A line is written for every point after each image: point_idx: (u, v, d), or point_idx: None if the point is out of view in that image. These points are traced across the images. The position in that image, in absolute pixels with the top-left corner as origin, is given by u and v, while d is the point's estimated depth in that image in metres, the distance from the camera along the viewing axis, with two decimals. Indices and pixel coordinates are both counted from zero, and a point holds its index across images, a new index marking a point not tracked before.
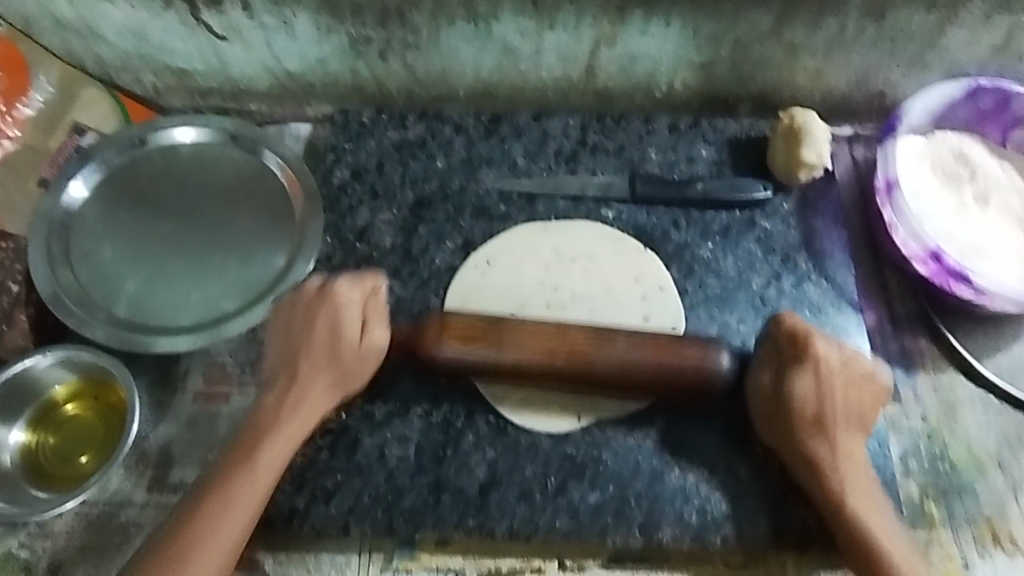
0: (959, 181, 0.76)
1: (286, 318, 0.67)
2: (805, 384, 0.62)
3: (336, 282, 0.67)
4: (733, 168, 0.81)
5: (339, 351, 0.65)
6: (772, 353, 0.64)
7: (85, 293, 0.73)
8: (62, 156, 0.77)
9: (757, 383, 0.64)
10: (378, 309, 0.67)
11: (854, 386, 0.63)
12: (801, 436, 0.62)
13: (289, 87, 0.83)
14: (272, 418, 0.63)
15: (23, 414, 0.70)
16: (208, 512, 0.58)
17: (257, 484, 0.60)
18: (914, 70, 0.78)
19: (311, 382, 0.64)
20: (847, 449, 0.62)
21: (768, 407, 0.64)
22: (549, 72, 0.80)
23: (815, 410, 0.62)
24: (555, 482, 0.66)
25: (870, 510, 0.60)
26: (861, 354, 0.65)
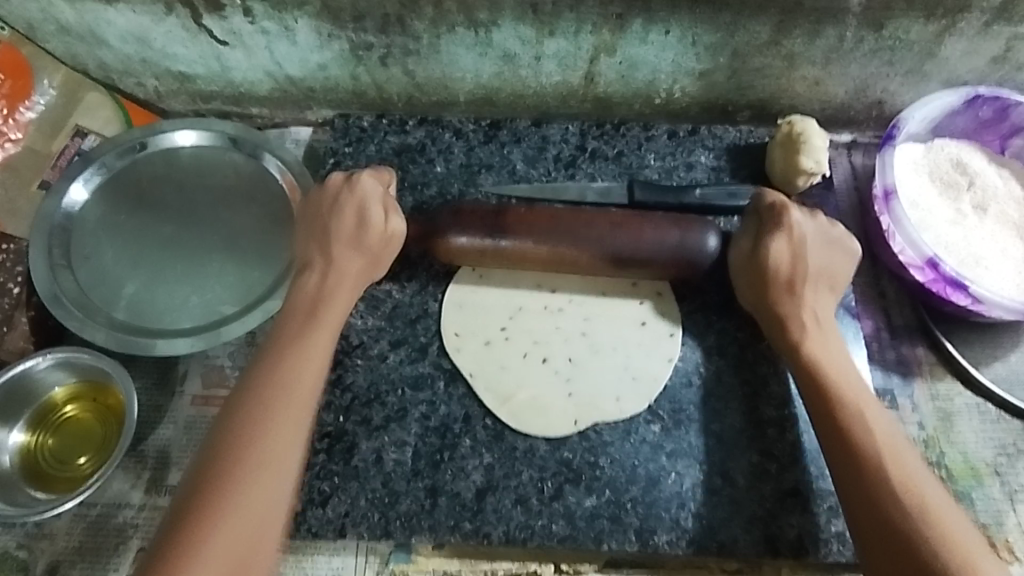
0: (957, 190, 0.77)
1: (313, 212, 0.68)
2: (783, 247, 0.66)
3: (359, 177, 0.69)
4: (731, 175, 0.81)
5: (365, 233, 0.67)
6: (753, 221, 0.69)
7: (84, 296, 0.73)
8: (64, 159, 0.79)
9: (738, 247, 0.69)
10: (393, 201, 0.70)
11: (828, 252, 0.68)
12: (773, 293, 0.66)
13: (291, 92, 0.84)
14: (304, 332, 0.63)
15: (21, 416, 0.70)
16: (253, 441, 0.56)
17: (298, 400, 0.59)
18: (912, 79, 0.78)
19: (338, 280, 0.66)
20: (815, 306, 0.66)
21: (750, 272, 0.67)
22: (548, 79, 0.80)
23: (789, 272, 0.66)
24: (551, 486, 0.66)
25: (840, 368, 0.63)
26: (834, 226, 0.69)
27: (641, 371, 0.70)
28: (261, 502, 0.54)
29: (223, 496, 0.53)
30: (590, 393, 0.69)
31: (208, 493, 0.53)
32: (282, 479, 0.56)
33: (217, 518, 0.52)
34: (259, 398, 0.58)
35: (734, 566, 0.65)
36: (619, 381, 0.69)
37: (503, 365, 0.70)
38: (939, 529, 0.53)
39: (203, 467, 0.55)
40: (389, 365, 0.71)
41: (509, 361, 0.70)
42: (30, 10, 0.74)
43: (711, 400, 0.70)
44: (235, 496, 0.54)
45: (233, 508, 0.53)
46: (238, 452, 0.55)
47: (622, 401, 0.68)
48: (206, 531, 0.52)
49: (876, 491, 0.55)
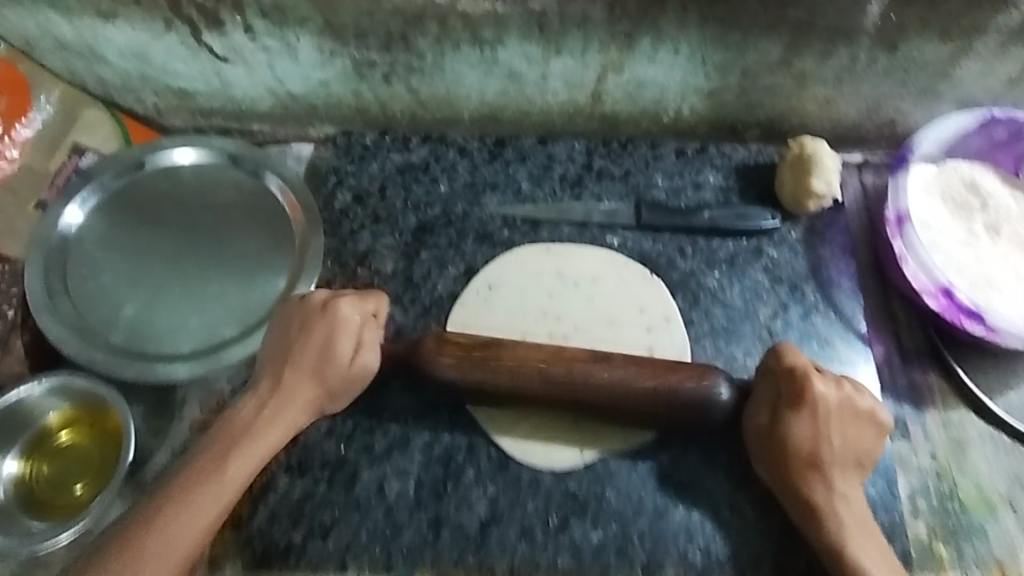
0: (968, 211, 0.75)
1: (284, 324, 0.66)
2: (803, 426, 0.61)
3: (338, 301, 0.66)
4: (740, 195, 0.80)
5: (328, 368, 0.64)
6: (770, 390, 0.63)
7: (82, 318, 0.72)
8: (61, 178, 0.77)
9: (755, 421, 0.63)
10: (372, 332, 0.67)
11: (860, 429, 0.62)
12: (800, 479, 0.60)
13: (292, 108, 0.82)
14: (234, 442, 0.61)
15: (15, 445, 0.69)
16: (149, 546, 0.54)
17: (216, 501, 0.58)
18: (926, 99, 0.76)
19: (281, 404, 0.63)
20: (846, 492, 0.60)
21: (763, 441, 0.62)
22: (555, 97, 0.78)
23: (811, 452, 0.60)
24: (557, 519, 0.64)
25: (869, 556, 0.58)
26: (864, 395, 0.63)
27: None
28: (184, 546, 0.56)
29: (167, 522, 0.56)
30: (596, 421, 0.68)
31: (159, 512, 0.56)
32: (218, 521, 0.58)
33: (151, 543, 0.55)
34: (170, 497, 0.57)
35: None
36: None
37: None
38: None
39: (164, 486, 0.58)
40: (391, 392, 0.70)
41: None
42: (28, 26, 0.72)
43: (719, 429, 0.68)
44: (179, 525, 0.56)
45: (173, 538, 0.55)
46: (133, 551, 0.54)
47: (629, 429, 0.67)
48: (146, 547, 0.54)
49: None
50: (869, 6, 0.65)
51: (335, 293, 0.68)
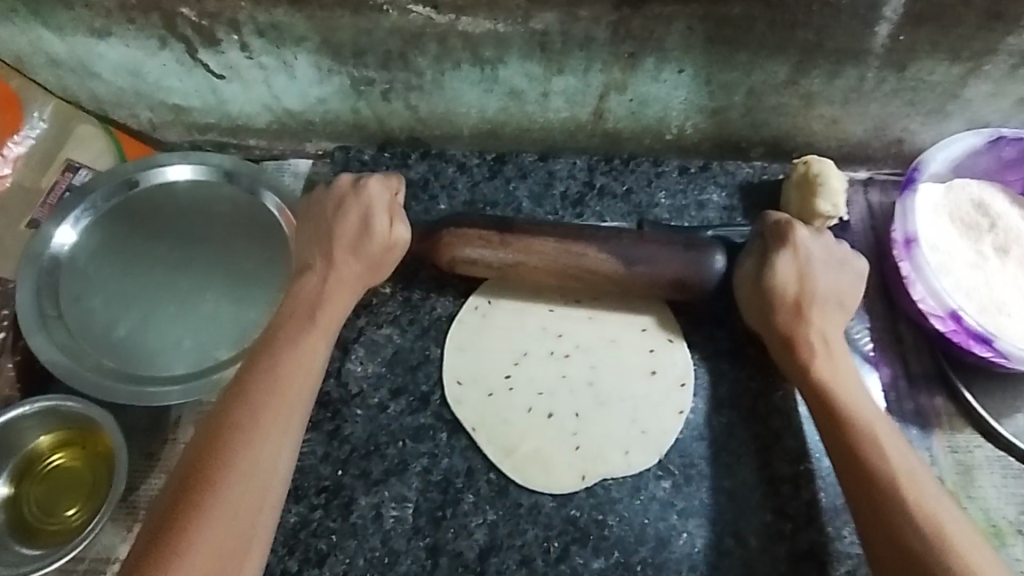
0: (977, 232, 0.74)
1: (314, 212, 0.68)
2: (788, 265, 0.64)
3: (365, 179, 0.67)
4: (745, 214, 0.79)
5: (366, 241, 0.66)
6: (759, 243, 0.66)
7: (74, 340, 0.71)
8: (54, 196, 0.76)
9: (744, 267, 0.67)
10: (399, 208, 0.68)
11: (839, 279, 0.65)
12: (781, 317, 0.64)
13: (290, 124, 0.81)
14: (311, 313, 0.63)
15: (6, 467, 0.68)
16: (261, 404, 0.57)
17: (299, 386, 0.59)
18: (933, 119, 0.75)
19: (340, 282, 0.65)
20: (824, 328, 0.64)
21: (755, 292, 0.66)
22: (556, 114, 0.77)
23: (796, 293, 0.64)
24: (557, 546, 0.63)
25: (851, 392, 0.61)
26: (840, 244, 0.67)
27: (651, 424, 0.67)
28: (281, 435, 0.57)
29: (254, 415, 0.56)
30: (598, 446, 0.66)
31: (244, 408, 0.57)
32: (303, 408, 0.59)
33: (247, 437, 0.55)
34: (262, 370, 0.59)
35: None
36: (628, 434, 0.67)
37: (506, 416, 0.67)
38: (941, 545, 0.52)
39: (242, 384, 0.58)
40: (390, 415, 0.69)
41: (512, 412, 0.67)
42: (20, 43, 0.71)
43: (723, 455, 0.67)
44: (269, 416, 0.57)
45: (267, 429, 0.56)
46: (233, 437, 0.55)
47: (631, 455, 0.66)
48: (245, 440, 0.55)
49: (886, 523, 0.54)
50: (877, 28, 0.64)
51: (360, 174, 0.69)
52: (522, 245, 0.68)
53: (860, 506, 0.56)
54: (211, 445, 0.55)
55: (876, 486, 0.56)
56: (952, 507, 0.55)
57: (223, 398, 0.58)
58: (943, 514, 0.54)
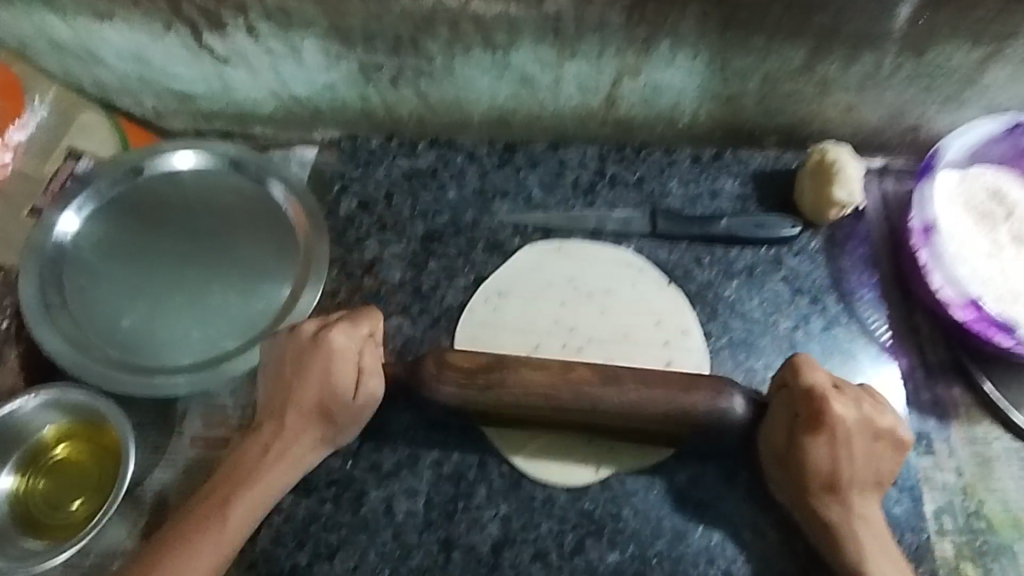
0: (992, 221, 0.72)
1: (275, 362, 0.63)
2: (822, 449, 0.57)
3: (331, 329, 0.62)
4: (758, 203, 0.78)
5: (331, 401, 0.61)
6: (785, 410, 0.59)
7: (79, 331, 0.70)
8: (56, 183, 0.74)
9: (771, 440, 0.60)
10: (375, 363, 0.63)
11: (880, 458, 0.58)
12: (812, 495, 0.58)
13: (297, 112, 0.80)
14: (258, 463, 0.60)
15: (11, 459, 0.67)
16: (179, 553, 0.55)
17: (219, 544, 0.56)
18: (952, 106, 0.74)
19: (298, 433, 0.61)
20: (863, 513, 0.58)
21: (781, 468, 0.60)
22: (568, 102, 0.76)
23: (831, 478, 0.57)
24: (572, 539, 0.62)
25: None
26: (882, 409, 0.60)
27: None
28: None
29: (171, 565, 0.55)
30: (613, 438, 0.66)
31: (167, 554, 0.55)
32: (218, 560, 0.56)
33: None
34: (201, 504, 0.58)
35: None
36: None
37: None
38: None
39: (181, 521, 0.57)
40: (400, 406, 0.68)
41: None
42: (22, 27, 0.70)
43: (740, 447, 0.66)
44: (187, 561, 0.55)
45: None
46: None
47: (646, 446, 0.65)
48: None
49: None
50: (898, 11, 0.62)
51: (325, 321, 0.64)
52: (494, 378, 0.60)
53: None
54: (138, 573, 0.55)
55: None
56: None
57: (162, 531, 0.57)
58: None
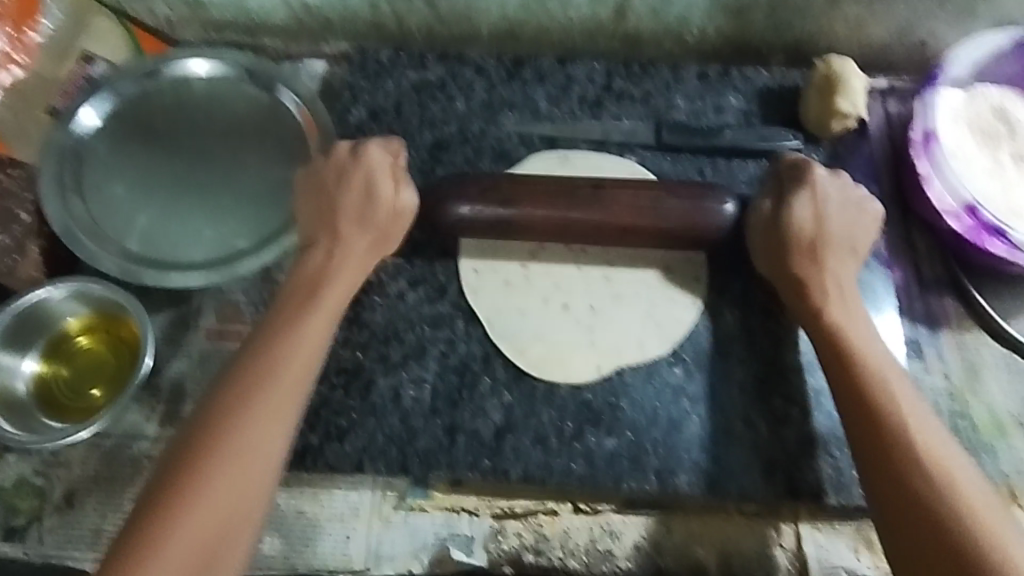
0: (997, 139, 0.73)
1: (314, 181, 0.67)
2: (804, 203, 0.64)
3: (366, 146, 0.67)
4: (762, 118, 0.79)
5: (373, 208, 0.66)
6: (773, 183, 0.66)
7: (96, 226, 0.72)
8: (73, 85, 0.76)
9: (759, 208, 0.65)
10: (401, 172, 0.68)
11: (852, 222, 0.65)
12: (795, 257, 0.63)
13: (307, 22, 0.81)
14: (307, 301, 0.63)
15: (35, 344, 0.70)
16: (237, 425, 0.56)
17: (278, 405, 0.57)
18: (959, 20, 0.75)
19: (354, 243, 0.66)
20: (836, 272, 0.63)
21: (767, 236, 0.64)
22: (577, 12, 0.78)
23: (812, 235, 0.63)
24: (572, 427, 0.65)
25: (863, 340, 0.60)
26: (857, 187, 0.66)
27: (664, 315, 0.69)
28: (253, 462, 0.55)
29: (225, 444, 0.55)
30: (613, 339, 0.68)
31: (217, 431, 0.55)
32: (279, 442, 0.56)
33: (217, 461, 0.54)
34: (268, 337, 0.60)
35: (752, 510, 0.64)
36: (643, 326, 0.68)
37: (523, 307, 0.69)
38: (950, 495, 0.51)
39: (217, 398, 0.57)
40: (408, 303, 0.70)
41: (529, 299, 0.69)
42: None
43: (735, 345, 0.68)
44: (243, 435, 0.55)
45: (241, 450, 0.55)
46: (203, 455, 0.54)
47: (645, 345, 0.68)
48: (208, 464, 0.54)
49: (886, 443, 0.54)
50: None
51: (359, 141, 0.69)
52: (525, 197, 0.65)
53: (861, 445, 0.55)
54: (215, 418, 0.56)
55: (882, 431, 0.55)
56: (964, 460, 0.54)
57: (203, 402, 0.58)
58: (964, 480, 0.53)
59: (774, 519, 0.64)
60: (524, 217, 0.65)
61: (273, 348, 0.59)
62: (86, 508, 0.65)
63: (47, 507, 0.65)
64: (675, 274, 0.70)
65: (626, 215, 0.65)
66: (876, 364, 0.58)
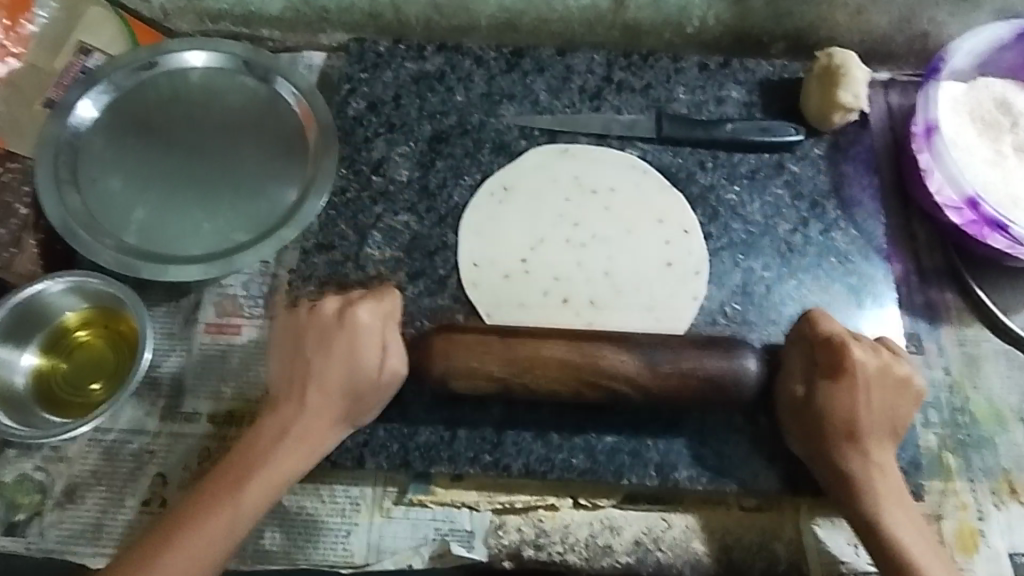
0: (998, 130, 0.72)
1: (282, 339, 0.62)
2: (843, 396, 0.59)
3: (354, 305, 0.62)
4: (763, 110, 0.78)
5: (350, 384, 0.60)
6: (804, 350, 0.61)
7: (92, 218, 0.72)
8: (68, 77, 0.75)
9: (790, 388, 0.61)
10: (391, 333, 0.62)
11: (896, 397, 0.60)
12: (835, 446, 0.59)
13: (304, 12, 0.80)
14: (266, 449, 0.59)
15: (34, 338, 0.69)
16: (157, 560, 0.54)
17: (208, 549, 0.55)
18: (961, 9, 0.74)
19: (315, 405, 0.60)
20: (880, 462, 0.59)
21: (800, 412, 0.60)
22: (576, 2, 0.77)
23: (849, 423, 0.59)
24: (572, 421, 0.65)
25: (906, 531, 0.57)
26: (902, 363, 0.61)
27: (664, 309, 0.69)
28: None
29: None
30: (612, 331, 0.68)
31: (140, 555, 0.54)
32: None
33: None
34: (228, 473, 0.58)
35: (752, 503, 0.65)
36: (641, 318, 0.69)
37: (522, 300, 0.69)
38: None
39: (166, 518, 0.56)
40: (408, 297, 0.70)
41: (529, 292, 0.69)
42: None
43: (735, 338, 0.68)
44: (155, 573, 0.53)
45: None
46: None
47: None
48: None
49: None
50: None
51: (346, 298, 0.63)
52: (520, 360, 0.59)
53: None
54: (147, 540, 0.55)
55: None
56: None
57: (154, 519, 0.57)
58: None
59: (773, 512, 0.64)
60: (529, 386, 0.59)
61: (227, 484, 0.57)
62: (87, 503, 0.65)
63: (48, 502, 0.66)
64: (675, 266, 0.70)
65: (646, 380, 0.59)
66: (905, 530, 0.57)
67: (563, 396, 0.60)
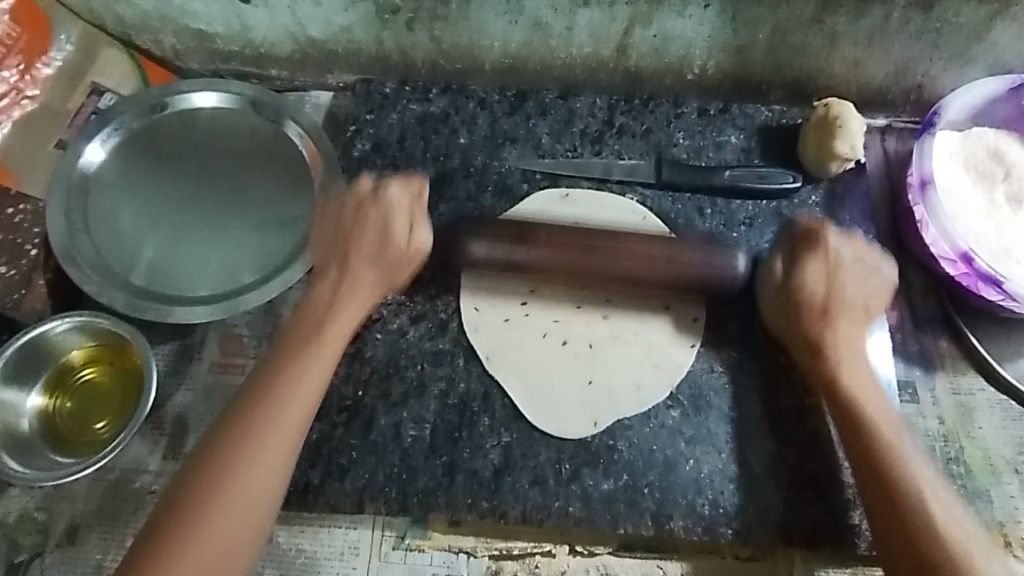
0: (992, 181, 0.74)
1: (329, 215, 0.70)
2: (817, 267, 0.66)
3: (385, 185, 0.69)
4: (761, 156, 0.79)
5: (387, 249, 0.67)
6: (784, 249, 0.69)
7: (101, 260, 0.73)
8: (81, 117, 0.76)
9: (771, 268, 0.68)
10: (420, 214, 0.69)
11: (867, 281, 0.67)
12: (809, 322, 0.65)
13: (313, 53, 0.82)
14: (293, 366, 0.61)
15: (41, 379, 0.70)
16: (207, 509, 0.54)
17: (257, 485, 0.56)
18: (955, 64, 0.76)
19: (359, 283, 0.67)
20: (854, 341, 0.65)
21: (778, 295, 0.67)
22: (579, 50, 0.78)
23: (823, 299, 0.65)
24: (569, 468, 0.66)
25: (881, 415, 0.61)
26: (871, 251, 0.68)
27: (665, 359, 0.70)
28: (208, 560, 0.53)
29: (195, 526, 0.54)
30: (608, 386, 0.68)
31: (184, 513, 0.54)
32: (252, 522, 0.55)
33: (181, 553, 0.53)
34: (254, 399, 0.59)
35: (746, 553, 0.65)
36: (642, 367, 0.69)
37: (523, 344, 0.70)
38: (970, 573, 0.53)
39: (190, 476, 0.56)
40: (410, 338, 0.71)
41: (527, 339, 0.70)
42: None
43: (732, 385, 0.69)
44: (214, 515, 0.54)
45: (207, 539, 0.54)
46: (177, 532, 0.53)
47: (643, 391, 0.68)
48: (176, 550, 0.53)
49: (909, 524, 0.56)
50: None
51: (379, 179, 0.70)
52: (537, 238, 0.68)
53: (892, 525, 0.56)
54: (188, 497, 0.55)
55: (906, 516, 0.56)
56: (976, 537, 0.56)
57: (179, 479, 0.56)
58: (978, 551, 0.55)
59: (768, 561, 0.65)
60: (546, 259, 0.67)
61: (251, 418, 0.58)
62: (88, 542, 0.66)
63: (49, 543, 0.66)
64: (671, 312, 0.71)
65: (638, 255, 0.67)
66: (880, 412, 0.62)
67: (570, 270, 0.67)
